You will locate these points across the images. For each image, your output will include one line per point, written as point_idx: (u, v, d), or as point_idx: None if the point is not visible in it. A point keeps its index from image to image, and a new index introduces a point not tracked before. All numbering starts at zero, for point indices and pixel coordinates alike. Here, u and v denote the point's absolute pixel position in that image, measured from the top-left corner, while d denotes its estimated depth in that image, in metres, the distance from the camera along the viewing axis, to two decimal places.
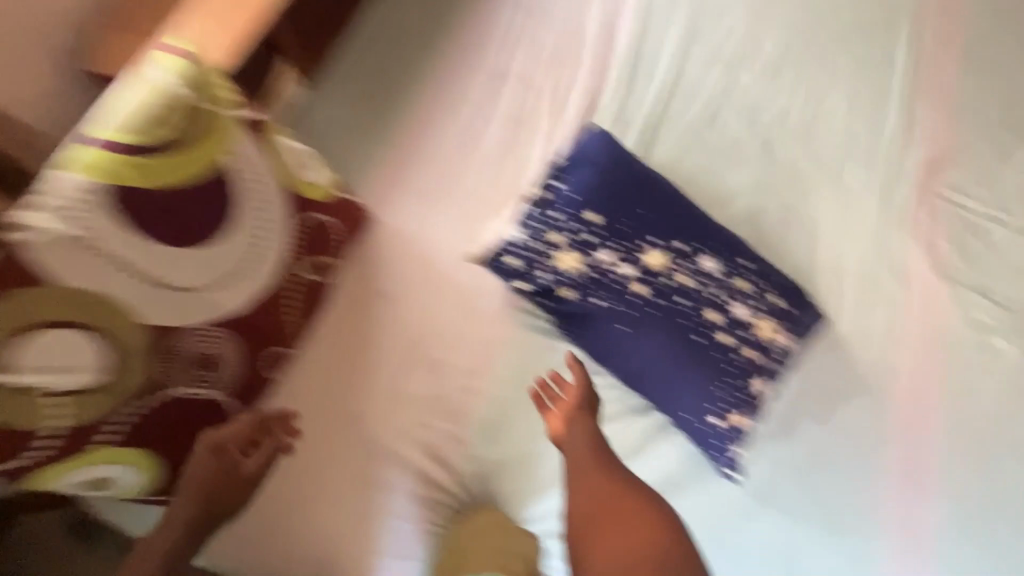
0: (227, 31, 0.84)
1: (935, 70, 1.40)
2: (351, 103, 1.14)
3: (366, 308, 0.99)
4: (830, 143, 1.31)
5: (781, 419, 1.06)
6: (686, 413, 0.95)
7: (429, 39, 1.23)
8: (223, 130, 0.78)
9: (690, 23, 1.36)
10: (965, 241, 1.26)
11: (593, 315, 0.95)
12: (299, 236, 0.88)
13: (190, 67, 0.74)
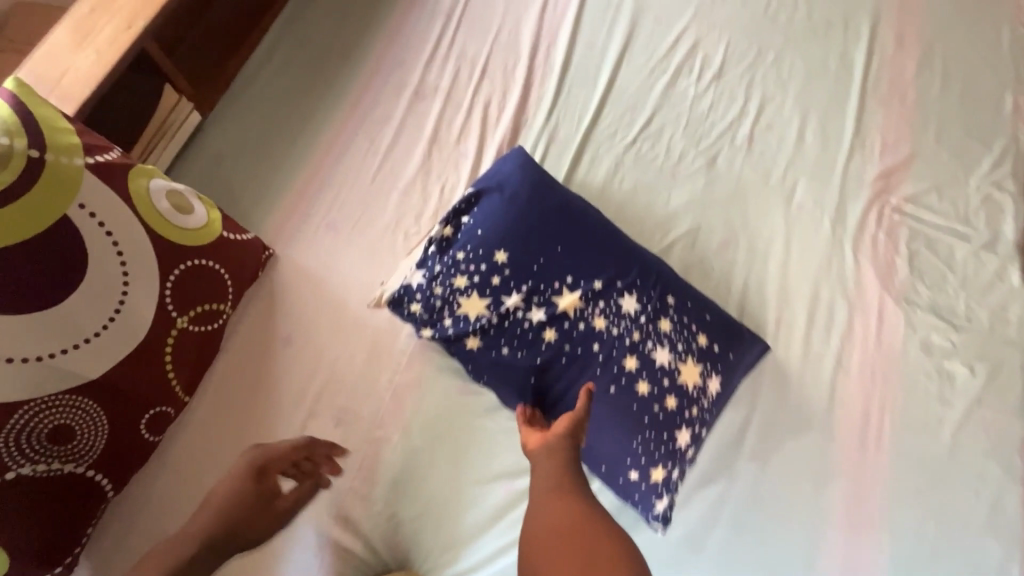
0: (86, 78, 0.81)
1: (891, 77, 1.35)
2: (257, 133, 1.07)
3: (265, 356, 0.94)
4: (779, 156, 1.23)
5: (719, 457, 1.01)
6: (606, 467, 0.91)
7: (347, 60, 1.16)
8: (67, 178, 0.70)
9: (636, 32, 1.30)
10: (922, 257, 1.18)
11: (498, 360, 0.92)
12: (176, 284, 0.80)
13: (18, 115, 0.69)
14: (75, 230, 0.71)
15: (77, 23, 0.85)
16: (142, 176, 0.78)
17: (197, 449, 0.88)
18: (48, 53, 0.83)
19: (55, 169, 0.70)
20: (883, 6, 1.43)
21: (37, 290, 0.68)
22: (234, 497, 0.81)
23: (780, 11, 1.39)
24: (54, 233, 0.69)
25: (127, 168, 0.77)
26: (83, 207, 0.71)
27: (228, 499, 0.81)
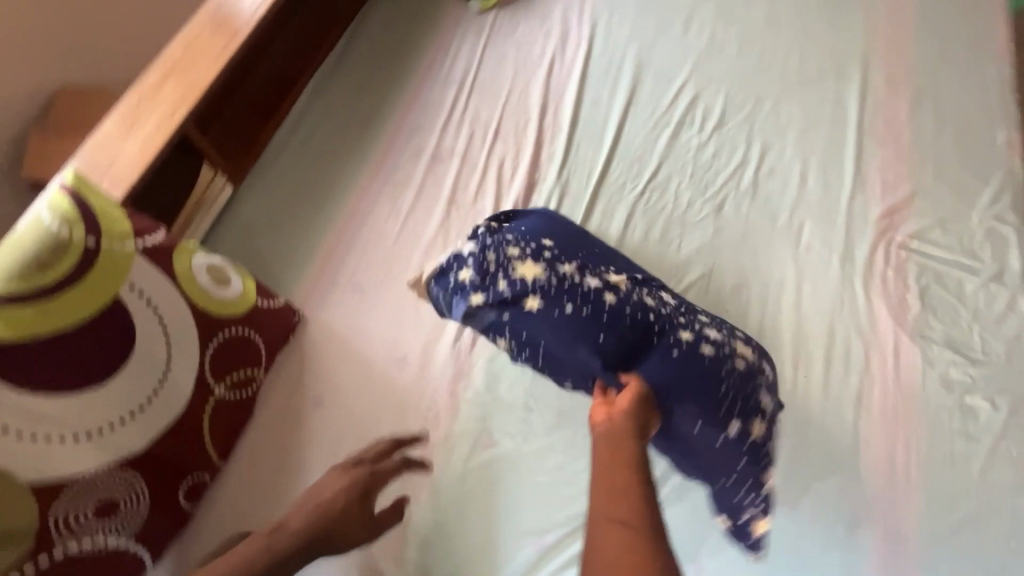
0: (134, 163, 0.87)
1: (885, 119, 1.40)
2: (291, 184, 1.15)
3: (307, 400, 0.97)
4: (783, 200, 1.28)
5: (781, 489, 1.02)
6: (692, 429, 0.86)
7: (370, 114, 1.25)
8: (121, 262, 0.75)
9: (638, 89, 1.37)
10: (932, 293, 1.20)
11: (556, 321, 0.87)
12: (219, 345, 0.84)
13: (77, 206, 0.73)
14: (125, 309, 0.75)
15: (126, 111, 0.92)
16: (187, 253, 0.83)
17: (245, 501, 0.89)
18: (99, 139, 0.89)
19: (110, 253, 0.74)
20: (872, 52, 1.50)
21: (89, 370, 0.72)
22: (333, 513, 0.77)
23: (774, 62, 1.46)
24: (106, 315, 0.73)
25: (174, 248, 0.82)
26: (133, 287, 0.76)
27: (327, 509, 0.77)
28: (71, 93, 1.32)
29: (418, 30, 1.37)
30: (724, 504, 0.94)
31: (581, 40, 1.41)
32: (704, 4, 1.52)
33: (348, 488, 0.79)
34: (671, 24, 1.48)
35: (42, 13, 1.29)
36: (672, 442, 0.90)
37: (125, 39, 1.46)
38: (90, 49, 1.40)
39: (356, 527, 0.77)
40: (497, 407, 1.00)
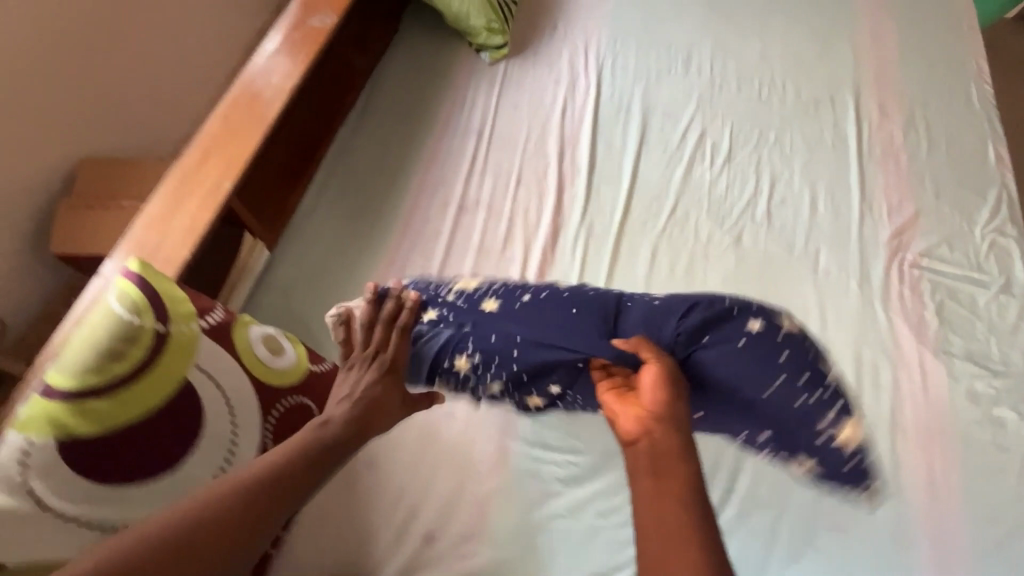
0: (184, 239, 0.89)
1: (883, 142, 1.47)
2: (326, 237, 1.17)
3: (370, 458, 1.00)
4: (797, 227, 1.32)
5: (830, 513, 1.04)
6: (710, 338, 0.81)
7: (396, 161, 1.29)
8: (188, 343, 0.76)
9: (648, 128, 1.43)
10: (948, 308, 1.25)
11: (517, 313, 0.91)
12: (280, 417, 0.84)
13: (142, 292, 0.74)
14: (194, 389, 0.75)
15: (172, 189, 0.93)
16: (244, 326, 0.84)
17: (313, 567, 0.92)
18: (149, 219, 0.91)
19: (178, 336, 0.76)
20: (863, 78, 1.58)
21: (161, 453, 0.71)
22: (373, 399, 0.78)
23: (772, 94, 1.53)
24: (177, 397, 0.73)
25: (233, 322, 0.84)
26: (200, 367, 0.77)
27: (360, 399, 0.77)
28: (97, 165, 1.35)
29: (433, 86, 1.41)
30: (807, 427, 0.81)
31: (589, 85, 1.47)
32: (701, 43, 1.60)
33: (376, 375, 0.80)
34: (672, 64, 1.55)
35: (65, 89, 1.31)
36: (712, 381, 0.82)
37: (143, 107, 1.48)
38: (110, 121, 1.42)
39: (391, 416, 0.79)
40: (547, 453, 1.01)
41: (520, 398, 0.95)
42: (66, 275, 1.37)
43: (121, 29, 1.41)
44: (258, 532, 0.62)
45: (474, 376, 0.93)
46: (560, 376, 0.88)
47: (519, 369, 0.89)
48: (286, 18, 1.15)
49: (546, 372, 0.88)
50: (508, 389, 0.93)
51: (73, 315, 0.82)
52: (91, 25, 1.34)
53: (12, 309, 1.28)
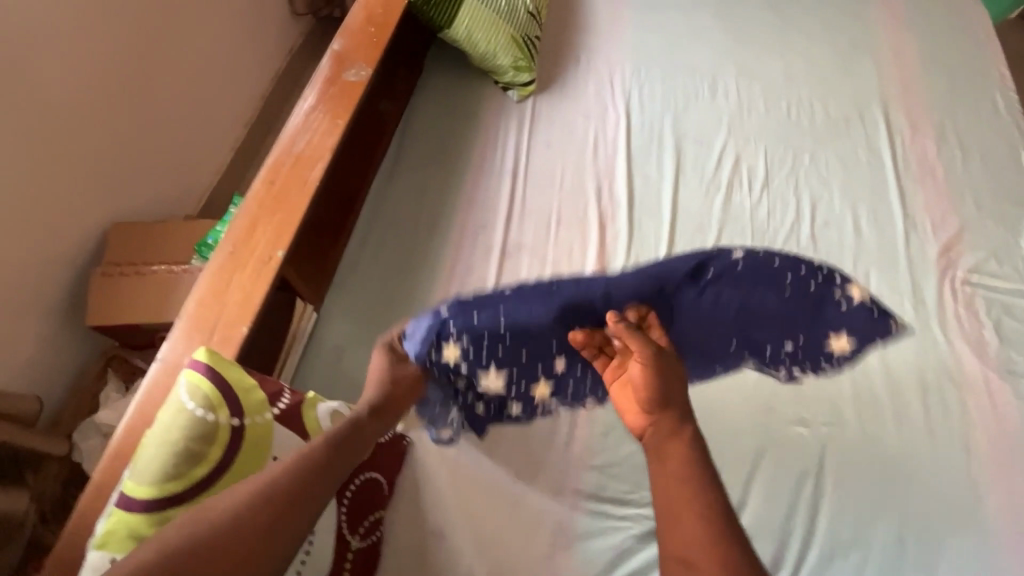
0: (240, 315, 0.87)
1: (917, 157, 1.46)
2: (371, 294, 1.14)
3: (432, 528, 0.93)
4: (843, 251, 1.30)
5: (920, 552, 0.99)
6: (711, 271, 0.86)
7: (434, 208, 1.27)
8: (263, 435, 0.73)
9: (682, 157, 1.41)
10: (1006, 324, 1.23)
11: (503, 292, 0.83)
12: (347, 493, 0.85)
13: (217, 388, 0.72)
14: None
15: (224, 261, 0.92)
16: (314, 406, 0.80)
17: None
18: (203, 293, 0.89)
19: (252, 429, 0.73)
20: (889, 94, 1.57)
21: None
22: (385, 385, 0.80)
23: (802, 115, 1.51)
24: None
25: (302, 403, 0.80)
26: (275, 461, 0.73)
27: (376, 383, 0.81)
28: (128, 230, 1.32)
29: (463, 128, 1.40)
30: (819, 312, 0.90)
31: (619, 117, 1.45)
32: (724, 67, 1.59)
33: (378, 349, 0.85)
34: (698, 90, 1.53)
35: (92, 154, 1.30)
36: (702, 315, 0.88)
37: (163, 164, 1.48)
38: (133, 182, 1.40)
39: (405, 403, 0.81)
40: (619, 509, 0.97)
41: (520, 389, 0.89)
42: (100, 343, 1.34)
43: (142, 89, 1.40)
44: (284, 511, 0.63)
45: (471, 370, 0.84)
46: (555, 347, 0.85)
47: (514, 339, 0.81)
48: (320, 74, 1.14)
49: (541, 343, 0.84)
50: (508, 379, 0.87)
51: (141, 397, 0.82)
52: (114, 87, 1.33)
53: (48, 384, 1.24)
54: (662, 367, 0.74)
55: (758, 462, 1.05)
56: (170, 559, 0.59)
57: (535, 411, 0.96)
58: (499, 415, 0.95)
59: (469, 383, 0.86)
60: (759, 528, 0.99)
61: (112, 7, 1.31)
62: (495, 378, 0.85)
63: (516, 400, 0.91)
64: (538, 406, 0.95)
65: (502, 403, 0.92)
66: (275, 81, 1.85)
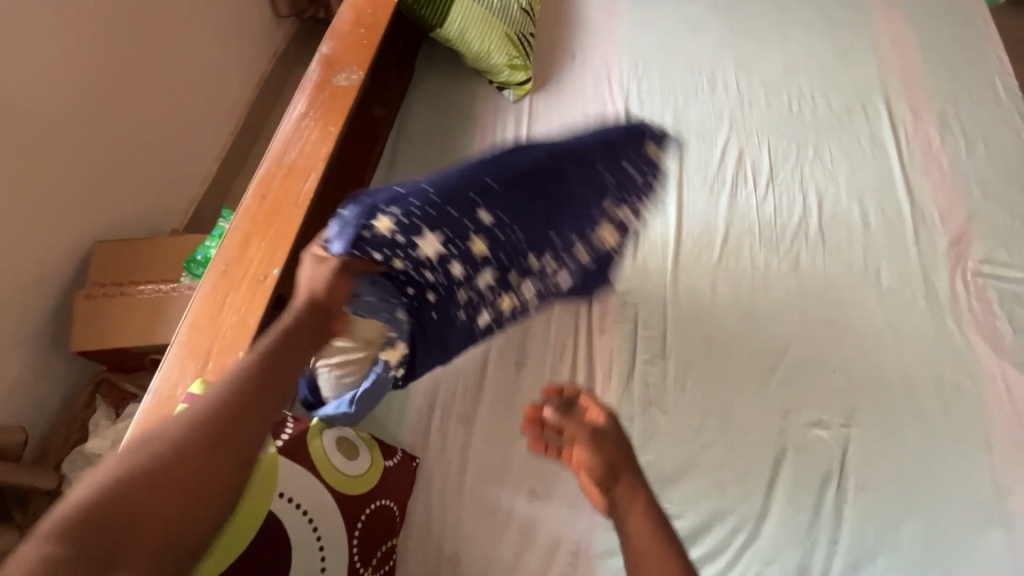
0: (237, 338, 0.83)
1: (922, 147, 1.43)
2: None
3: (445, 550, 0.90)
4: (852, 245, 1.28)
5: (947, 554, 0.96)
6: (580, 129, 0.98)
7: None
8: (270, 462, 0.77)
9: (683, 154, 1.37)
10: (1020, 315, 1.20)
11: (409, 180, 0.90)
12: (355, 519, 0.81)
13: None
14: (281, 521, 0.75)
15: (215, 281, 0.87)
16: (318, 434, 0.83)
17: None
18: (196, 316, 0.84)
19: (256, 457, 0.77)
20: (890, 83, 1.54)
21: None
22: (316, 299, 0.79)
23: (803, 107, 1.49)
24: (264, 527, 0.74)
25: (307, 432, 0.83)
26: (282, 494, 0.77)
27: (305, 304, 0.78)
28: (111, 248, 1.27)
29: (459, 130, 1.35)
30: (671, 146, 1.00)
31: (618, 114, 1.42)
32: (723, 60, 1.55)
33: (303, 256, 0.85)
34: (697, 84, 1.50)
35: (70, 168, 1.24)
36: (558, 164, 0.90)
37: (149, 178, 1.43)
38: (114, 195, 1.34)
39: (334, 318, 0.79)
40: None
41: (455, 254, 0.91)
42: (88, 367, 1.28)
43: (124, 100, 1.35)
44: (217, 459, 0.60)
45: (404, 239, 0.86)
46: (476, 199, 0.89)
47: (434, 198, 0.86)
48: (309, 80, 1.09)
49: (464, 196, 0.88)
50: (443, 243, 0.89)
51: (135, 432, 0.77)
52: (95, 99, 1.28)
53: (35, 414, 1.18)
54: (598, 439, 0.79)
55: (778, 468, 1.02)
56: (117, 489, 0.55)
57: (475, 302, 0.97)
58: (438, 310, 0.95)
59: (405, 258, 0.88)
60: (782, 536, 0.96)
61: (89, 15, 1.25)
62: (433, 241, 0.88)
63: (456, 266, 0.92)
64: (477, 287, 0.95)
65: (441, 287, 0.93)
66: (261, 87, 1.79)
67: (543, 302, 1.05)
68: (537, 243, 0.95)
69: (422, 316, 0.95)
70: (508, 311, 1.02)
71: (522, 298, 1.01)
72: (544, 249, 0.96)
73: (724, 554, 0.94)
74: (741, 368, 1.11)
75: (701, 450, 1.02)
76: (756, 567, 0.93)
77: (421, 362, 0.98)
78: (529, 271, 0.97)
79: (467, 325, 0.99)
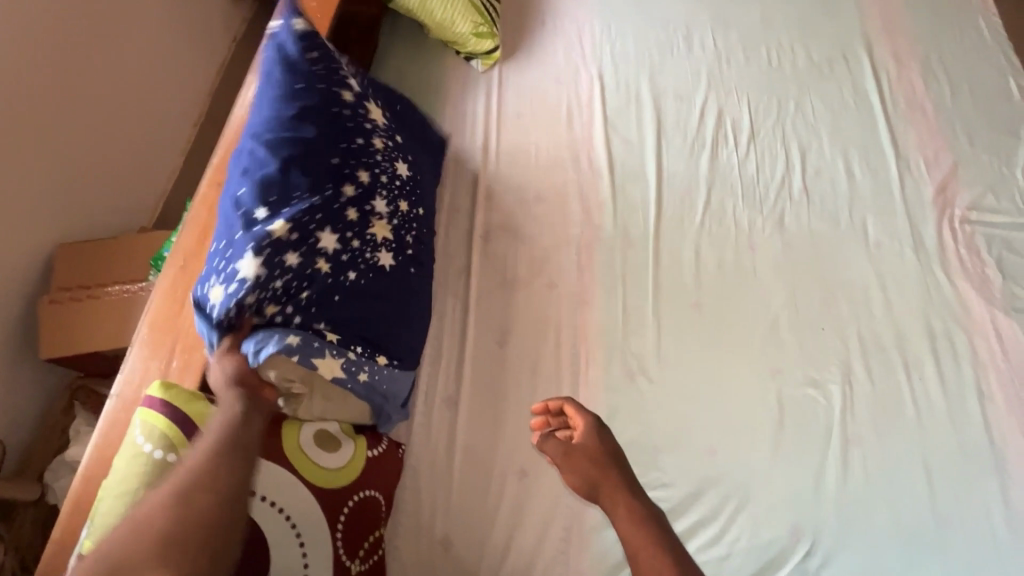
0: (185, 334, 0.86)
1: (906, 94, 1.39)
2: None
3: (436, 535, 0.89)
4: (838, 199, 1.25)
5: (939, 505, 0.96)
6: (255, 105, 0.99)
7: None
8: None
9: (661, 115, 1.33)
10: (1009, 260, 1.18)
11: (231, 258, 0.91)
12: (338, 510, 0.79)
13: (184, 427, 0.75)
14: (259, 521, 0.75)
15: (174, 277, 0.90)
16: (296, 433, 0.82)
17: None
18: (155, 314, 0.88)
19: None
20: (871, 30, 1.50)
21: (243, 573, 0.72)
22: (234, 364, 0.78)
23: (783, 59, 1.44)
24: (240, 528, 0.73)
25: (282, 433, 0.81)
26: (264, 497, 0.76)
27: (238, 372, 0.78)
28: (77, 250, 1.23)
29: (427, 106, 1.30)
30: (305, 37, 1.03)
31: (591, 78, 1.37)
32: (698, 15, 1.50)
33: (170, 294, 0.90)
34: (672, 43, 1.45)
35: (28, 169, 1.19)
36: (269, 123, 0.94)
37: (116, 175, 1.39)
38: (78, 196, 1.30)
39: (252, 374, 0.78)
40: None
41: (283, 242, 0.85)
42: (64, 374, 1.26)
43: (81, 96, 1.29)
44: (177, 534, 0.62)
45: (229, 285, 0.82)
46: (252, 204, 0.87)
47: (230, 240, 0.85)
48: (259, 61, 1.09)
49: (240, 215, 0.87)
50: (261, 254, 0.83)
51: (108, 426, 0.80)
52: (50, 96, 1.23)
53: (11, 425, 1.16)
54: (572, 453, 0.82)
55: (770, 430, 1.00)
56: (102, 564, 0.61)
57: (357, 254, 0.91)
58: (336, 290, 0.88)
59: (248, 290, 0.81)
60: (775, 497, 0.95)
61: (31, 6, 1.18)
62: (248, 259, 0.82)
63: (296, 253, 0.86)
64: (345, 242, 0.90)
65: (322, 284, 0.87)
66: (223, 73, 1.72)
67: (412, 198, 1.03)
68: (338, 166, 0.94)
69: (325, 313, 0.87)
70: (396, 231, 0.97)
71: (392, 214, 0.98)
72: (347, 165, 0.95)
73: (716, 520, 0.93)
74: (729, 332, 1.09)
75: (690, 416, 1.01)
76: (750, 530, 0.93)
77: (380, 337, 0.92)
78: (364, 187, 0.96)
79: (381, 278, 0.93)
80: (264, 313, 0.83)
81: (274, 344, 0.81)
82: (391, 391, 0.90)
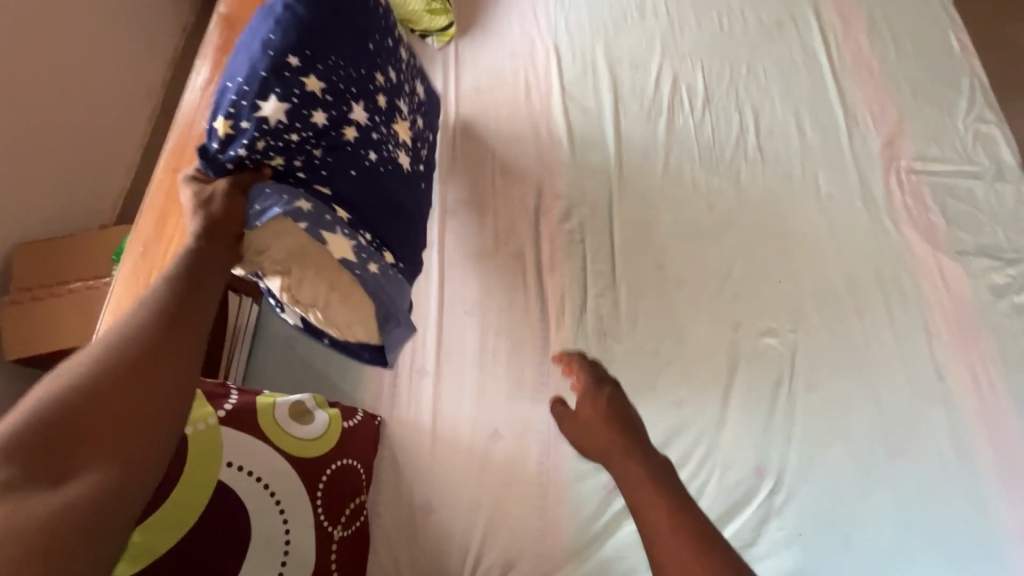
0: None
1: (852, 51, 1.44)
2: None
3: (416, 501, 0.92)
4: (791, 156, 1.29)
5: (889, 437, 1.02)
6: None
7: None
8: (208, 484, 0.74)
9: (617, 83, 1.35)
10: (951, 207, 1.24)
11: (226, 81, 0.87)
12: (315, 478, 0.82)
13: None
14: (234, 490, 0.76)
15: (135, 264, 0.92)
16: (267, 405, 0.83)
17: None
18: (117, 302, 0.88)
19: (189, 475, 0.73)
20: None
21: (225, 541, 0.73)
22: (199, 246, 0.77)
23: (734, 24, 1.46)
24: (217, 500, 0.74)
25: (251, 403, 0.83)
26: (230, 464, 0.77)
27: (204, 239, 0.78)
28: (37, 250, 1.22)
29: None
30: None
31: (548, 50, 1.38)
32: None
33: (129, 277, 0.91)
34: (626, 11, 1.46)
35: None
36: None
37: (69, 170, 1.35)
38: (36, 196, 1.28)
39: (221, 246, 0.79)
40: None
41: (316, 98, 0.86)
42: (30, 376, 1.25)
43: (33, 92, 1.26)
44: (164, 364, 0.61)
45: (247, 117, 0.82)
46: (283, 43, 0.84)
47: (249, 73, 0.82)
48: (209, 43, 1.11)
49: (268, 53, 0.83)
50: (289, 100, 0.83)
51: None
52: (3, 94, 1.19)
53: None
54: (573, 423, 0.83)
55: (732, 377, 1.05)
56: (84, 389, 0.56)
57: (381, 141, 0.96)
58: (354, 167, 0.92)
59: (261, 134, 0.82)
60: (739, 442, 1.00)
61: None
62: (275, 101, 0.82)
63: (326, 114, 0.88)
64: (372, 122, 0.95)
65: (343, 156, 0.91)
66: (175, 64, 1.68)
67: (424, 117, 1.13)
68: (374, 52, 0.97)
69: (336, 190, 0.91)
70: (411, 139, 1.05)
71: (410, 121, 1.05)
72: (380, 54, 0.98)
73: (685, 468, 0.98)
74: (691, 290, 1.13)
75: (657, 373, 1.04)
76: (717, 475, 0.97)
77: (390, 238, 0.98)
78: (392, 82, 1.01)
79: (396, 172, 0.99)
80: (270, 164, 0.86)
81: (282, 206, 0.85)
82: (395, 299, 0.95)
